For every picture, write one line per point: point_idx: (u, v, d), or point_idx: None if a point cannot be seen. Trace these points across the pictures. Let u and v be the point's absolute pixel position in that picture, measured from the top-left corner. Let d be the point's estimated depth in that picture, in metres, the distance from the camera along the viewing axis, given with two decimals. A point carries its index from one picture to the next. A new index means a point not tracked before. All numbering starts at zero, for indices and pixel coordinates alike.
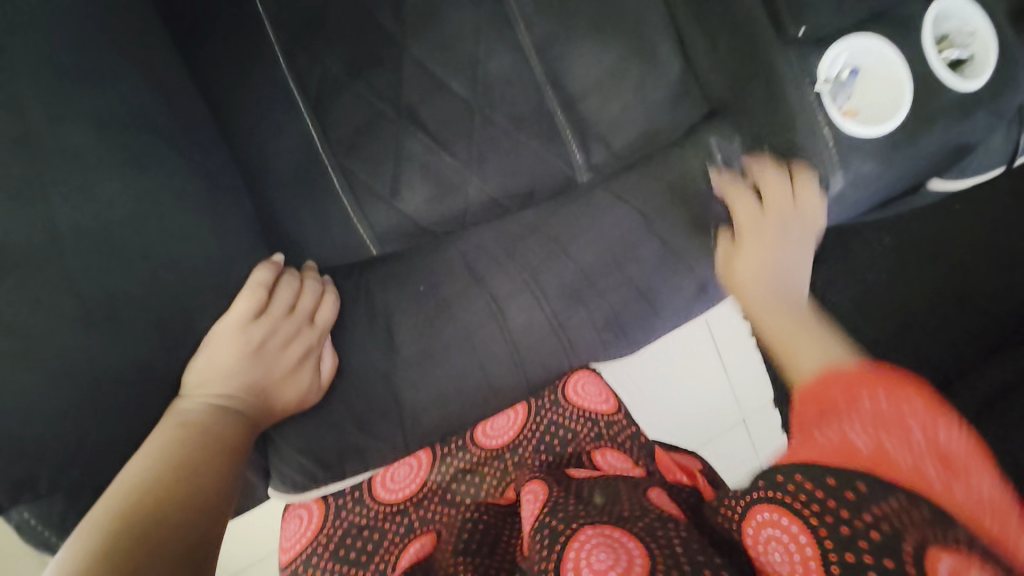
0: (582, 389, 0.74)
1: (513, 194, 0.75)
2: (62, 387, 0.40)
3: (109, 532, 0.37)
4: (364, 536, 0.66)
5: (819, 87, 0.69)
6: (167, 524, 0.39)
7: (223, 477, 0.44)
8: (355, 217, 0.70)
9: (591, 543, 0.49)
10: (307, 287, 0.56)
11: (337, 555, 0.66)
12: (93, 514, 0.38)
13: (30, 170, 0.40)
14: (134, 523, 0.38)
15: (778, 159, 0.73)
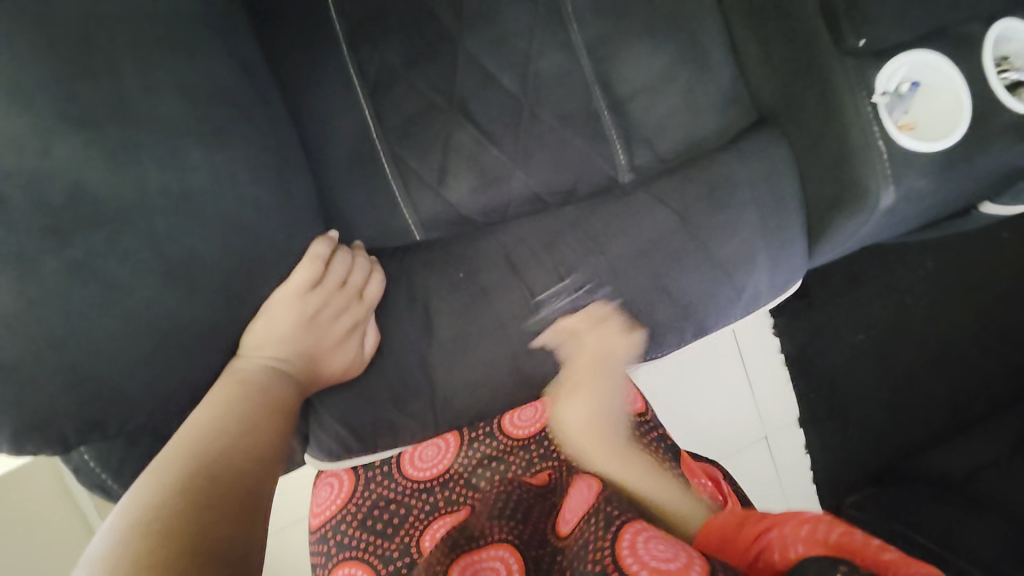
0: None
1: (555, 190, 0.77)
2: (138, 335, 0.43)
3: (179, 471, 0.39)
4: (391, 510, 0.69)
5: (875, 100, 0.68)
6: (230, 469, 0.40)
7: (273, 447, 0.45)
8: (402, 202, 0.72)
9: (646, 535, 0.53)
10: (357, 265, 0.58)
11: (365, 525, 0.68)
12: (162, 457, 0.40)
13: (125, 132, 0.43)
14: (200, 465, 0.40)
15: (823, 171, 0.72)
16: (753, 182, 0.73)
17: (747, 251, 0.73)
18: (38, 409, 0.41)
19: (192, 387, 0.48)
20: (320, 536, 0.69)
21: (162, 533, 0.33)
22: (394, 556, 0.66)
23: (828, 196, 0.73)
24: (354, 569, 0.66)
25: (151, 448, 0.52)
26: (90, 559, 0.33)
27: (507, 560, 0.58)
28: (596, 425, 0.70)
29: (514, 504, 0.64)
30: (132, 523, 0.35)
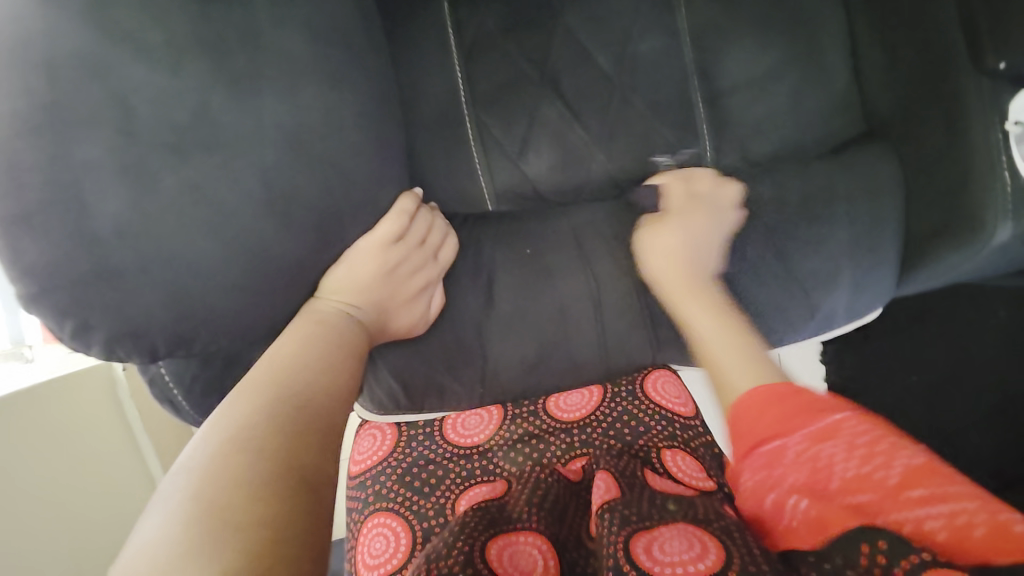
0: (661, 387, 0.74)
1: (634, 179, 0.74)
2: (237, 261, 0.45)
3: (270, 405, 0.42)
4: (430, 470, 0.70)
5: (1007, 127, 0.63)
6: (313, 409, 0.43)
7: (350, 387, 0.47)
8: (480, 170, 0.72)
9: (666, 534, 0.48)
10: (435, 227, 0.58)
11: (402, 480, 0.70)
12: (252, 387, 0.43)
13: (250, 63, 0.44)
14: (289, 403, 0.42)
15: (934, 198, 0.69)
16: (852, 206, 0.70)
17: (828, 268, 0.71)
18: (136, 318, 0.43)
19: (273, 320, 0.50)
20: (359, 483, 0.72)
21: (258, 459, 0.37)
22: (428, 515, 0.67)
23: (933, 223, 0.70)
24: (387, 520, 0.67)
25: (222, 373, 0.54)
26: (193, 467, 0.36)
27: (539, 549, 0.54)
28: (676, 271, 0.66)
29: (544, 497, 0.61)
30: (227, 441, 0.38)
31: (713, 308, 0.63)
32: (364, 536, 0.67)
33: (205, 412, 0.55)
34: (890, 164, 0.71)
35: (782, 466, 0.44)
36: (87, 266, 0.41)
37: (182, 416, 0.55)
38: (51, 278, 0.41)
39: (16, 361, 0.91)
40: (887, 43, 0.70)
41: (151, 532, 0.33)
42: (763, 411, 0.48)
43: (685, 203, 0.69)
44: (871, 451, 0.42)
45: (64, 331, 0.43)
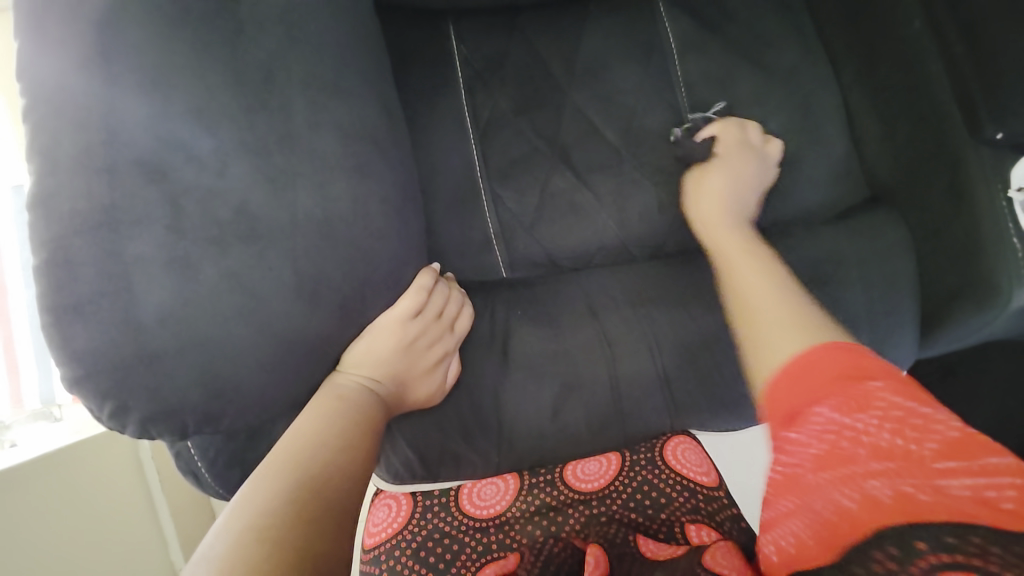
0: (682, 455, 0.74)
1: (643, 244, 0.77)
2: (267, 343, 0.47)
3: (285, 482, 0.43)
4: (444, 544, 0.70)
5: (1011, 195, 0.65)
6: (326, 487, 0.44)
7: (365, 466, 0.48)
8: (496, 240, 0.75)
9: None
10: (451, 301, 0.61)
11: (416, 555, 0.69)
12: (271, 462, 0.45)
13: (288, 162, 0.49)
14: (305, 478, 0.44)
15: (942, 254, 0.70)
16: (866, 271, 0.71)
17: (847, 332, 0.70)
18: (170, 400, 0.45)
19: (296, 395, 0.51)
20: (372, 558, 0.70)
21: (277, 544, 0.38)
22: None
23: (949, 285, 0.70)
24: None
25: (244, 445, 0.55)
26: (211, 558, 0.37)
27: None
28: (717, 213, 0.70)
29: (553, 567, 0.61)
30: (248, 527, 0.39)
31: (789, 288, 0.59)
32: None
33: (227, 483, 0.56)
34: (900, 227, 0.72)
35: (815, 443, 0.44)
36: (130, 351, 0.44)
37: (203, 488, 0.56)
38: (97, 365, 0.44)
39: (47, 420, 0.95)
40: (886, 113, 0.73)
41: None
42: (797, 379, 0.48)
43: (725, 149, 0.73)
44: (905, 423, 0.42)
45: (102, 411, 0.45)
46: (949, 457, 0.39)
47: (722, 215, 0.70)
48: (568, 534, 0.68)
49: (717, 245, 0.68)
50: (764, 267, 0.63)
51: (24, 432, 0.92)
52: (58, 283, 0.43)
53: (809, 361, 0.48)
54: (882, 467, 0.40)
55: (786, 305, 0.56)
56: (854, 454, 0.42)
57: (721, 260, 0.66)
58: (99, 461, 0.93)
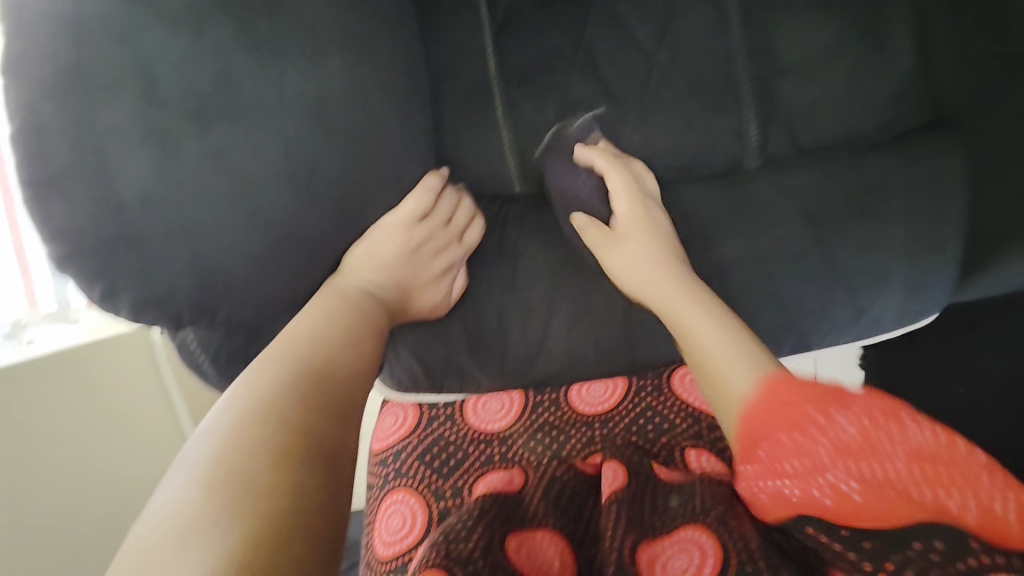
0: (689, 385, 0.72)
1: (670, 165, 0.71)
2: (259, 233, 0.44)
3: (290, 369, 0.42)
4: (448, 452, 0.71)
5: None
6: (334, 378, 0.43)
7: (371, 363, 0.47)
8: (509, 152, 0.69)
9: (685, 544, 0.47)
10: (459, 210, 0.57)
11: (422, 460, 0.71)
12: (276, 349, 0.44)
13: (275, 29, 0.44)
14: (312, 367, 0.43)
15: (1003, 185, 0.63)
16: (914, 204, 0.65)
17: (881, 268, 0.66)
18: (160, 286, 0.43)
19: (293, 293, 0.49)
20: (383, 463, 0.73)
21: (281, 424, 0.37)
22: (442, 497, 0.68)
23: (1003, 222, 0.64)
24: (406, 499, 0.69)
25: (245, 343, 0.54)
26: (213, 435, 0.36)
27: (554, 544, 0.51)
28: (637, 279, 0.62)
29: (562, 490, 0.58)
30: (250, 409, 0.38)
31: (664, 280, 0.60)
32: (383, 511, 0.69)
33: (229, 380, 0.56)
34: (957, 157, 0.65)
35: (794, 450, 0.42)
36: (112, 232, 0.41)
37: (208, 383, 0.55)
38: (81, 246, 0.41)
39: (62, 321, 1.02)
40: (961, 22, 0.64)
41: (174, 498, 0.33)
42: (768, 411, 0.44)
43: (633, 211, 0.64)
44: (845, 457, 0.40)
45: (91, 294, 0.43)
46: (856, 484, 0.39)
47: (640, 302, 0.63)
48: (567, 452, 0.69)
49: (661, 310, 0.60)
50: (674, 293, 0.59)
51: (39, 331, 1.00)
52: (28, 154, 0.40)
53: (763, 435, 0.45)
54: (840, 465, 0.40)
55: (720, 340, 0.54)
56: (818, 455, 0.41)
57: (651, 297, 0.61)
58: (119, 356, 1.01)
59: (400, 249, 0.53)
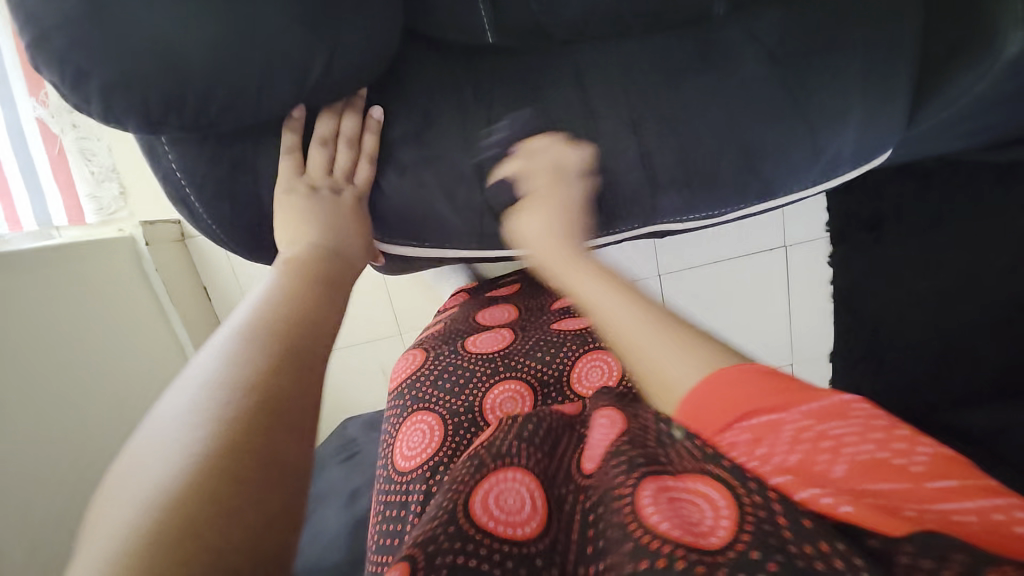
0: None
1: (639, 14, 0.72)
2: (223, 16, 0.46)
3: (240, 348, 0.38)
4: (454, 375, 0.68)
5: None
6: (292, 343, 0.40)
7: (321, 324, 0.44)
8: (482, 1, 0.70)
9: (669, 491, 0.39)
10: (341, 145, 0.62)
11: (434, 384, 0.67)
12: (216, 342, 0.39)
13: None
14: (268, 337, 0.40)
15: (930, 21, 0.70)
16: (869, 42, 0.68)
17: (838, 104, 0.69)
18: (126, 68, 0.45)
19: (262, 96, 0.51)
20: (397, 395, 0.70)
21: (303, 336, 0.42)
22: (459, 410, 0.64)
23: (938, 51, 0.70)
24: (425, 417, 0.64)
25: (229, 177, 0.60)
26: (246, 321, 0.41)
27: (525, 485, 0.48)
28: (547, 255, 0.64)
29: (537, 429, 0.54)
30: (213, 390, 0.34)
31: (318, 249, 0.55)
32: (403, 432, 0.64)
33: (217, 219, 0.62)
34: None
35: (800, 442, 0.36)
36: (76, 5, 0.43)
37: (197, 220, 0.61)
38: (46, 16, 0.43)
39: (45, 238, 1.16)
40: None
41: (205, 359, 0.37)
42: (716, 392, 0.41)
43: (547, 184, 0.67)
44: (819, 439, 0.36)
45: (62, 80, 0.45)
46: (870, 477, 0.34)
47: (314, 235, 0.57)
48: (562, 360, 0.69)
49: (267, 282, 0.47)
50: (309, 212, 0.58)
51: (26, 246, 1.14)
52: None
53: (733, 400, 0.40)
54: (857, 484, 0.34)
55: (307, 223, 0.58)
56: (824, 451, 0.35)
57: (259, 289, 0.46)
58: (115, 262, 1.11)
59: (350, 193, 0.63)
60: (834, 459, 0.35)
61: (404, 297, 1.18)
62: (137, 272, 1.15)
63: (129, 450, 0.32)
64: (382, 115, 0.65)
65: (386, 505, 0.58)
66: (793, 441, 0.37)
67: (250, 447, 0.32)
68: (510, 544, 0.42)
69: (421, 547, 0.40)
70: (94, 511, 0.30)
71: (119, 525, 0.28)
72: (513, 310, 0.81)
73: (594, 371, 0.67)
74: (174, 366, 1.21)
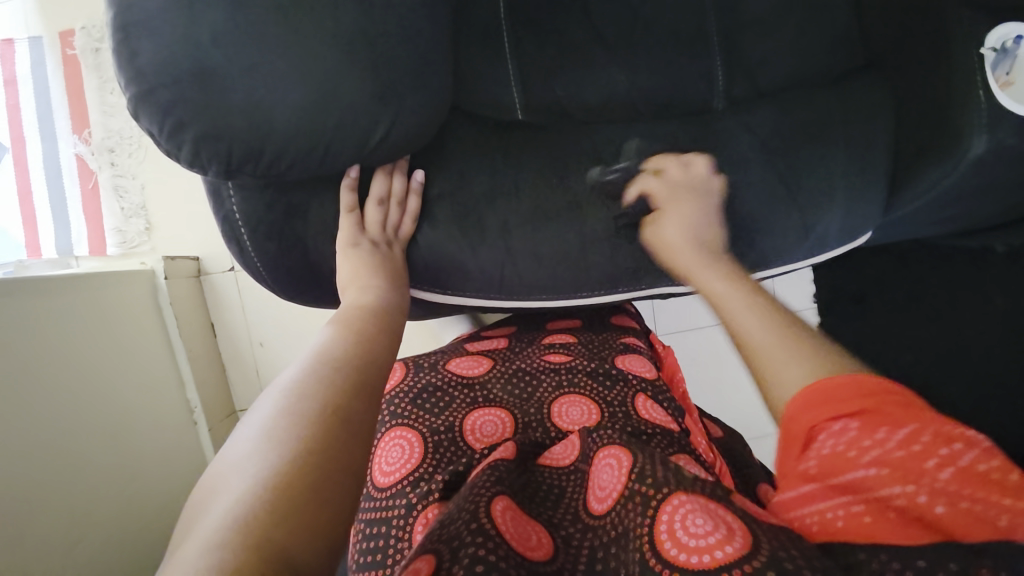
0: (629, 361, 0.76)
1: (650, 102, 0.82)
2: (308, 84, 0.53)
3: (314, 380, 0.44)
4: (436, 396, 0.69)
5: (984, 51, 0.74)
6: (354, 379, 0.46)
7: (381, 361, 0.51)
8: (514, 83, 0.80)
9: (687, 509, 0.46)
10: (392, 204, 0.70)
11: (416, 404, 0.68)
12: (294, 376, 0.45)
13: None
14: (334, 370, 0.46)
15: (904, 124, 0.81)
16: (848, 140, 0.79)
17: (824, 190, 0.78)
18: (220, 122, 0.52)
19: (330, 151, 0.58)
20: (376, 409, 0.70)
21: (366, 364, 0.49)
22: (440, 428, 0.65)
23: (913, 148, 0.80)
24: (404, 432, 0.65)
25: (281, 220, 0.66)
26: (319, 351, 0.49)
27: (527, 519, 0.51)
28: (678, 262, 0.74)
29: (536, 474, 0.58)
30: (287, 419, 0.40)
31: (373, 294, 0.61)
32: (382, 447, 0.65)
33: (264, 258, 0.68)
34: (873, 103, 0.81)
35: (875, 443, 0.44)
36: (185, 68, 0.51)
37: (245, 256, 0.67)
38: (157, 75, 0.50)
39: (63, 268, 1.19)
40: None
41: (290, 378, 0.45)
42: (820, 392, 0.49)
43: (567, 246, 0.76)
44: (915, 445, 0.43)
45: (161, 128, 0.52)
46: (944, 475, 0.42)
47: (370, 281, 0.63)
48: (544, 394, 0.70)
49: (337, 323, 0.55)
50: (360, 259, 0.65)
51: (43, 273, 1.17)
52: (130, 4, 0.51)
53: (826, 392, 0.49)
54: (957, 489, 0.41)
55: (358, 269, 0.64)
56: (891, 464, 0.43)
57: (331, 329, 0.53)
58: (132, 294, 1.12)
59: (393, 244, 0.70)
60: (911, 470, 0.42)
61: (410, 346, 1.22)
62: (153, 305, 1.17)
63: (224, 464, 0.39)
64: (422, 179, 0.72)
65: (368, 524, 0.59)
66: (865, 442, 0.45)
67: (320, 469, 0.37)
68: (520, 557, 0.46)
69: (445, 544, 0.45)
70: (203, 487, 0.38)
71: (231, 499, 0.35)
72: (503, 340, 0.82)
73: (579, 406, 0.69)
74: (172, 404, 1.18)
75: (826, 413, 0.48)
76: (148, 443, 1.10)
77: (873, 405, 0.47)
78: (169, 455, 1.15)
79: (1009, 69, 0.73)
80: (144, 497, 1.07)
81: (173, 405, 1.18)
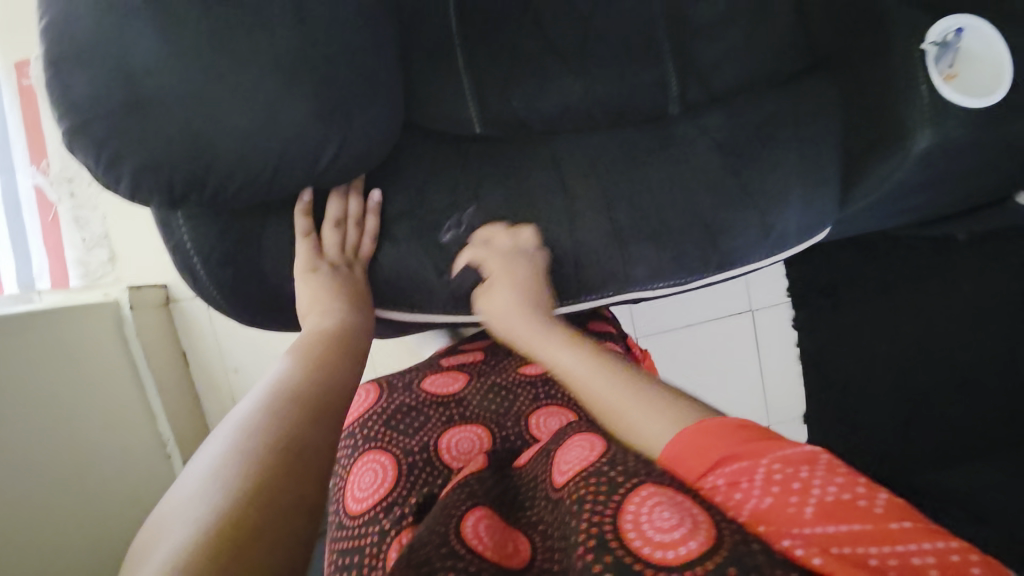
0: None
1: (608, 110, 0.83)
2: (249, 110, 0.53)
3: (268, 413, 0.43)
4: (411, 417, 0.68)
5: (926, 45, 0.75)
6: (312, 409, 0.45)
7: (342, 388, 0.50)
8: (470, 97, 0.80)
9: (655, 500, 0.42)
10: (351, 225, 0.69)
11: (390, 425, 0.67)
12: (248, 409, 0.44)
13: None
14: (291, 401, 0.45)
15: (855, 121, 0.82)
16: (801, 138, 0.80)
17: (781, 189, 0.79)
18: (159, 152, 0.51)
19: (278, 175, 0.57)
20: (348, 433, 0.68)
21: (325, 392, 0.48)
22: (414, 449, 0.64)
23: (864, 144, 0.81)
24: (378, 455, 0.64)
25: (235, 247, 0.65)
26: (276, 382, 0.48)
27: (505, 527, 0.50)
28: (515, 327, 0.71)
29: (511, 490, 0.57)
30: (238, 455, 0.39)
31: (333, 317, 0.60)
32: (356, 473, 0.63)
33: (220, 285, 0.66)
34: (824, 102, 0.82)
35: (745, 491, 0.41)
36: (120, 99, 0.49)
37: (200, 285, 0.65)
38: (91, 106, 0.49)
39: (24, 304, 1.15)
40: None
41: (243, 412, 0.44)
42: (694, 448, 0.45)
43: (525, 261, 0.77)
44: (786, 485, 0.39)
45: (99, 160, 0.51)
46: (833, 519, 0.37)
47: (331, 303, 0.62)
48: (519, 407, 0.70)
49: (296, 351, 0.53)
50: (321, 283, 0.64)
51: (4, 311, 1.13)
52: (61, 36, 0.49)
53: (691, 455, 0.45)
54: (824, 530, 0.36)
55: (319, 293, 0.63)
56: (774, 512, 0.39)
57: (289, 358, 0.52)
58: (95, 326, 1.09)
59: (354, 266, 0.69)
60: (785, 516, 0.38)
61: (387, 364, 1.20)
62: (118, 336, 1.14)
63: (168, 506, 0.37)
64: (381, 199, 0.72)
65: (342, 555, 0.57)
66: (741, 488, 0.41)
67: (272, 507, 0.36)
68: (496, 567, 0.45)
69: (416, 569, 0.42)
70: (145, 533, 0.36)
71: (172, 544, 0.34)
72: (479, 354, 0.81)
73: (555, 417, 0.68)
74: (142, 437, 1.15)
75: (702, 464, 0.44)
76: (117, 480, 1.06)
77: (743, 449, 0.43)
78: (140, 492, 1.11)
79: (951, 62, 0.75)
80: (114, 538, 1.03)
81: (143, 439, 1.15)
